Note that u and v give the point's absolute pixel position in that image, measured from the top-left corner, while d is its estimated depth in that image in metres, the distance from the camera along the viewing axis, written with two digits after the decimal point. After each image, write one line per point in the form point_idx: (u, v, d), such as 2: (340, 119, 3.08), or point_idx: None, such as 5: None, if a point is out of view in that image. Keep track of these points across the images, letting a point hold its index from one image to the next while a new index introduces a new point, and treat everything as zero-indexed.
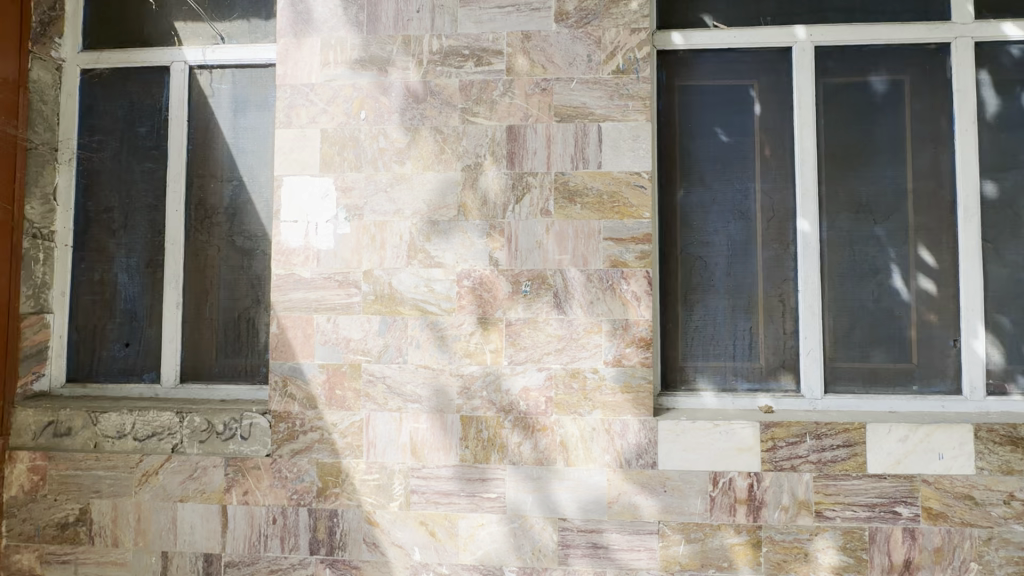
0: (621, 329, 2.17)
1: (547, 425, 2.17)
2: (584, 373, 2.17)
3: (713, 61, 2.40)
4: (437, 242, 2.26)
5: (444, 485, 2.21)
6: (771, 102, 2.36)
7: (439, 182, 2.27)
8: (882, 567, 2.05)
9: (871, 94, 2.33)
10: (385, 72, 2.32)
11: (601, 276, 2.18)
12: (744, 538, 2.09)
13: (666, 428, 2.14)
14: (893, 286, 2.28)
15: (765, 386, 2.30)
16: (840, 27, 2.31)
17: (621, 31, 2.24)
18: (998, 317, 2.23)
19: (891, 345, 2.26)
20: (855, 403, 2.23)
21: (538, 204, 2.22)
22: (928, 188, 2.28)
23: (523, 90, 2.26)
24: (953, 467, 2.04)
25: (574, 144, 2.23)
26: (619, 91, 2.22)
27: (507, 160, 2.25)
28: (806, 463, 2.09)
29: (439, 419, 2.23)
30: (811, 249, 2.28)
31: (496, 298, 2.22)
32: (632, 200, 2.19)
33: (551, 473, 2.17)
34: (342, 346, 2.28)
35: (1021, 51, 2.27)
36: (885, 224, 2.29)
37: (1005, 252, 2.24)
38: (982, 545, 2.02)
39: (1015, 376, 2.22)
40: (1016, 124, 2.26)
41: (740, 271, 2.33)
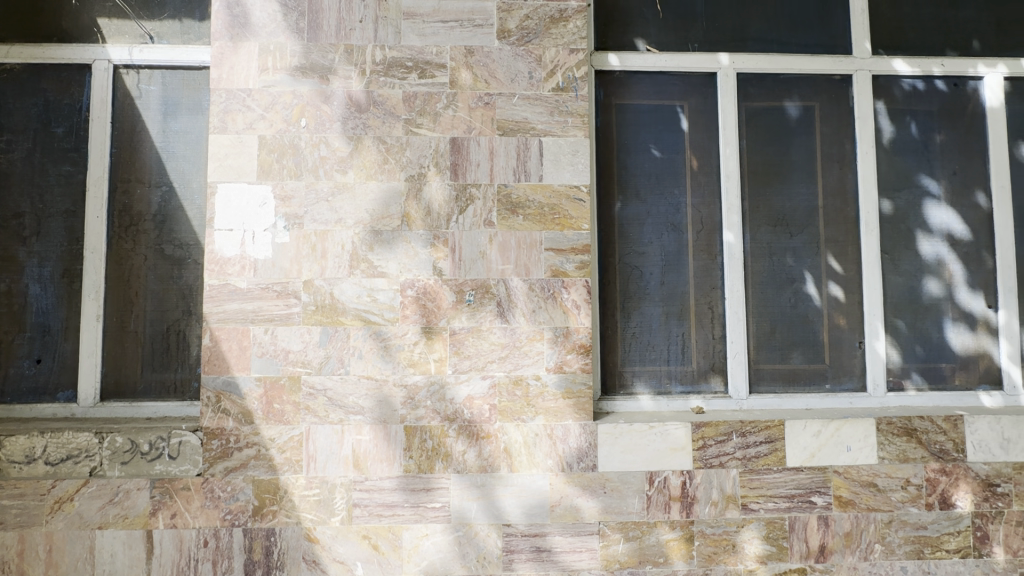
0: (563, 336, 2.24)
1: (491, 432, 2.20)
2: (526, 380, 2.22)
3: (647, 82, 2.54)
4: (380, 251, 2.25)
5: (387, 497, 2.19)
6: (699, 123, 2.53)
7: (383, 192, 2.27)
8: (800, 554, 2.22)
9: (786, 117, 2.55)
10: (327, 80, 2.31)
11: (543, 285, 2.25)
12: (678, 533, 2.21)
13: (606, 431, 2.22)
14: (808, 293, 2.49)
15: (697, 388, 2.45)
16: (758, 56, 2.53)
17: (560, 51, 2.34)
18: (896, 321, 2.49)
19: (807, 348, 2.47)
20: (776, 402, 2.42)
21: (481, 215, 2.27)
22: (836, 205, 2.51)
23: (467, 103, 2.31)
24: (859, 458, 2.25)
25: (516, 157, 2.29)
26: (559, 108, 2.32)
27: (451, 171, 2.28)
28: (732, 460, 2.24)
29: (382, 430, 2.21)
30: (736, 259, 2.46)
31: (440, 307, 2.24)
32: (571, 212, 2.28)
33: (495, 480, 2.20)
34: (280, 358, 2.22)
35: (910, 84, 2.57)
36: (799, 237, 2.50)
37: (900, 262, 2.50)
38: (884, 528, 2.23)
39: (910, 373, 2.47)
40: (907, 150, 2.54)
41: (673, 279, 2.47)
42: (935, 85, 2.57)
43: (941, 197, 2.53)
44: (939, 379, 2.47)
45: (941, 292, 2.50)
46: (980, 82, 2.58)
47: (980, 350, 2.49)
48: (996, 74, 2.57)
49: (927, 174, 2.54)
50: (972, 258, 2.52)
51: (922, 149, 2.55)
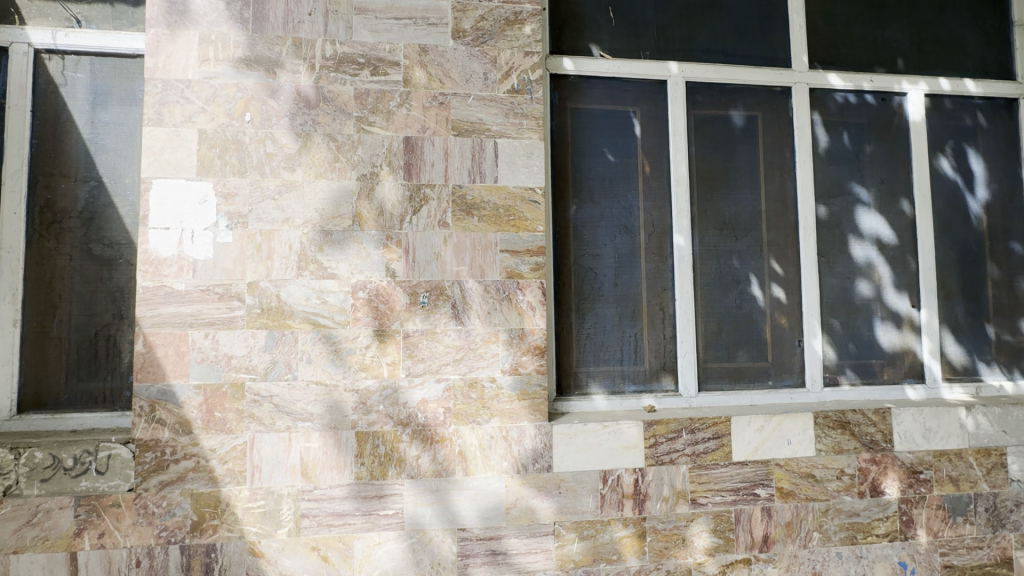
0: (518, 337, 2.24)
1: (445, 436, 2.17)
2: (481, 383, 2.21)
3: (601, 87, 2.59)
4: (330, 252, 2.18)
5: (337, 505, 2.12)
6: (650, 129, 2.60)
7: (333, 191, 2.20)
8: (746, 544, 2.31)
9: (731, 126, 2.65)
10: (273, 74, 2.22)
11: (497, 287, 2.25)
12: (631, 530, 2.25)
13: (560, 431, 2.24)
14: (752, 294, 2.60)
15: (649, 387, 2.51)
16: (705, 66, 2.63)
17: (515, 53, 2.35)
18: (831, 320, 2.64)
19: (751, 347, 2.57)
20: (723, 399, 2.51)
21: (436, 215, 2.24)
22: (777, 210, 2.64)
23: (421, 102, 2.28)
24: (799, 451, 2.37)
25: (471, 158, 2.28)
26: (514, 110, 2.32)
27: (404, 171, 2.24)
28: (682, 456, 2.30)
29: (332, 437, 2.13)
30: (685, 261, 2.54)
31: (394, 310, 2.19)
32: (526, 214, 2.28)
33: (450, 484, 2.17)
34: (222, 364, 2.11)
35: (843, 98, 2.73)
36: (744, 240, 2.61)
37: (835, 265, 2.66)
38: (821, 516, 2.36)
39: (844, 369, 2.63)
40: (840, 159, 2.71)
41: (626, 281, 2.53)
42: (865, 99, 2.75)
43: (870, 204, 2.71)
44: (869, 374, 2.64)
45: (871, 293, 2.67)
46: (904, 97, 2.77)
47: (905, 347, 2.68)
48: (918, 91, 2.77)
49: (858, 183, 2.71)
50: (897, 261, 2.70)
51: (853, 158, 2.72)
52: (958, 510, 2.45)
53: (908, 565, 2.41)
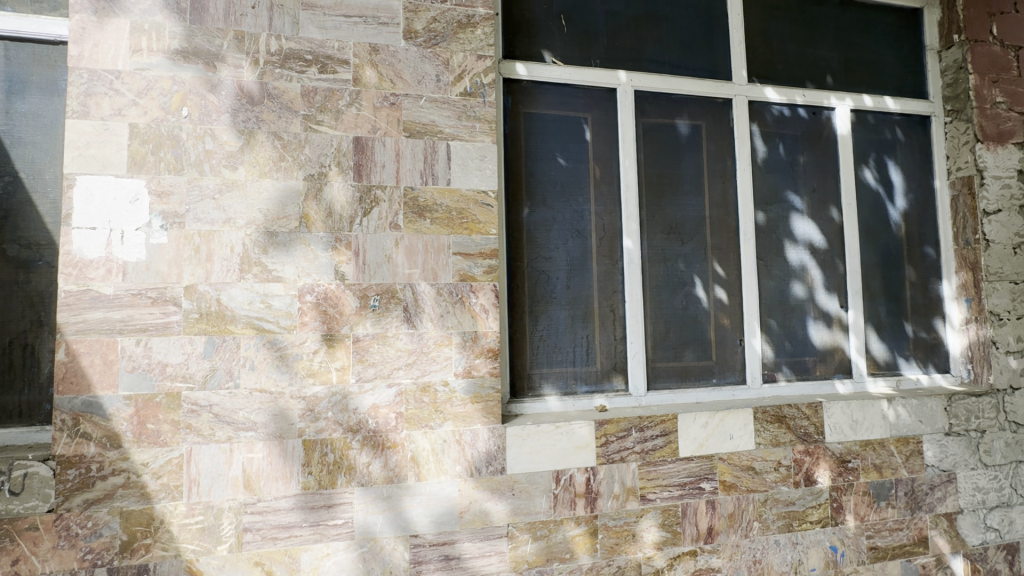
0: (471, 341, 2.24)
1: (397, 441, 2.14)
2: (434, 387, 2.19)
3: (553, 93, 2.63)
4: (275, 254, 2.10)
5: (283, 518, 2.04)
6: (601, 135, 2.67)
7: (278, 191, 2.13)
8: (692, 537, 2.40)
9: (677, 134, 2.76)
10: (213, 67, 2.12)
11: (450, 290, 2.23)
12: (583, 528, 2.29)
13: (514, 433, 2.25)
14: (697, 295, 2.71)
15: (600, 387, 2.56)
16: (652, 76, 2.72)
17: (468, 56, 2.35)
18: (769, 320, 2.79)
19: (696, 346, 2.68)
20: (670, 397, 2.60)
21: (387, 218, 2.20)
22: (719, 215, 2.77)
23: (372, 103, 2.24)
24: (740, 445, 2.49)
25: (423, 160, 2.26)
26: (467, 113, 2.32)
27: (354, 172, 2.20)
28: (632, 454, 2.37)
29: (278, 446, 2.06)
30: (634, 264, 2.62)
31: (343, 314, 2.13)
32: (479, 217, 2.28)
33: (402, 490, 2.14)
34: (155, 372, 1.99)
35: (779, 111, 2.90)
36: (689, 244, 2.72)
37: (772, 268, 2.81)
38: (761, 506, 2.49)
39: (781, 366, 2.78)
40: (776, 168, 2.87)
41: (578, 283, 2.58)
42: (798, 112, 2.93)
43: (803, 211, 2.89)
44: (803, 370, 2.81)
45: (804, 294, 2.84)
46: (833, 112, 2.98)
47: (835, 345, 2.87)
48: (845, 106, 2.98)
49: (793, 191, 2.88)
50: (828, 265, 2.89)
51: (788, 168, 2.89)
52: (882, 495, 2.64)
53: (839, 549, 2.57)
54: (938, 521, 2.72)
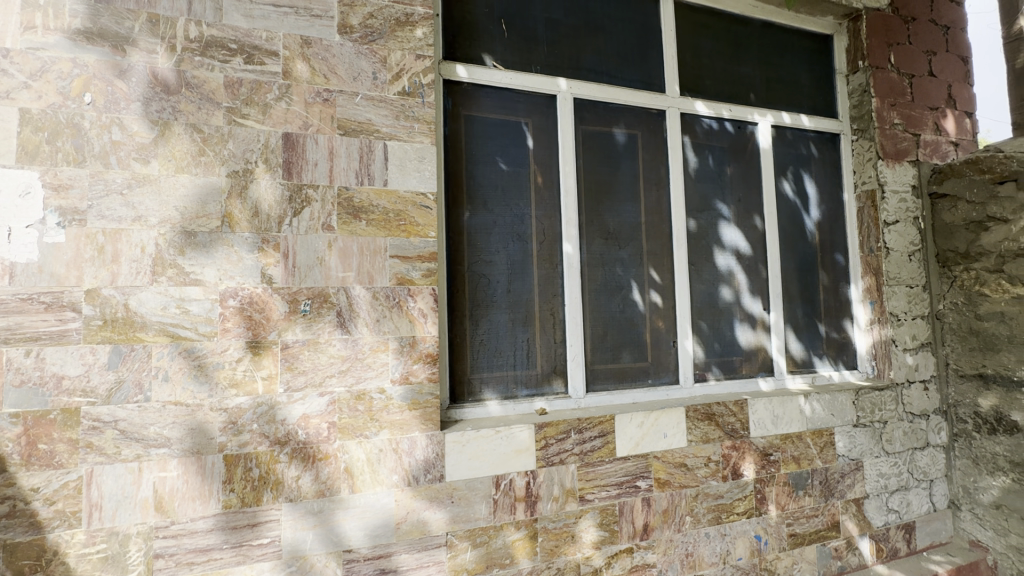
0: (409, 346, 2.18)
1: (329, 453, 2.04)
2: (369, 395, 2.11)
3: (493, 96, 2.63)
4: (193, 256, 1.95)
5: (200, 540, 1.89)
6: (541, 140, 2.70)
7: (198, 188, 1.98)
8: (629, 534, 2.46)
9: (615, 142, 2.84)
10: (122, 51, 1.94)
11: (387, 294, 2.17)
12: (523, 532, 2.29)
13: (453, 440, 2.21)
14: (633, 299, 2.79)
15: (540, 390, 2.58)
16: (591, 85, 2.79)
17: (406, 55, 2.30)
18: (700, 322, 2.92)
19: (633, 348, 2.76)
20: (608, 398, 2.66)
21: (319, 218, 2.11)
22: (654, 222, 2.88)
23: (303, 98, 2.14)
24: (673, 443, 2.58)
25: (359, 159, 2.18)
26: (405, 113, 2.27)
27: (284, 169, 2.09)
28: (571, 456, 2.40)
29: (195, 464, 1.90)
30: (574, 268, 2.66)
31: (270, 319, 2.01)
32: (417, 219, 2.23)
33: (334, 504, 2.04)
34: (49, 387, 1.78)
35: (708, 124, 3.06)
36: (627, 249, 2.80)
37: (703, 272, 2.96)
38: (692, 501, 2.59)
39: (711, 366, 2.92)
40: (706, 178, 3.02)
41: (519, 287, 2.58)
42: (726, 125, 3.10)
43: (730, 219, 3.06)
44: (731, 369, 2.96)
45: (732, 298, 3.01)
46: (756, 127, 3.18)
47: (758, 345, 3.05)
48: (766, 122, 3.19)
49: (721, 200, 3.04)
50: (752, 270, 3.08)
51: (716, 177, 3.05)
52: (800, 485, 2.84)
53: (762, 537, 2.73)
54: (848, 506, 2.95)
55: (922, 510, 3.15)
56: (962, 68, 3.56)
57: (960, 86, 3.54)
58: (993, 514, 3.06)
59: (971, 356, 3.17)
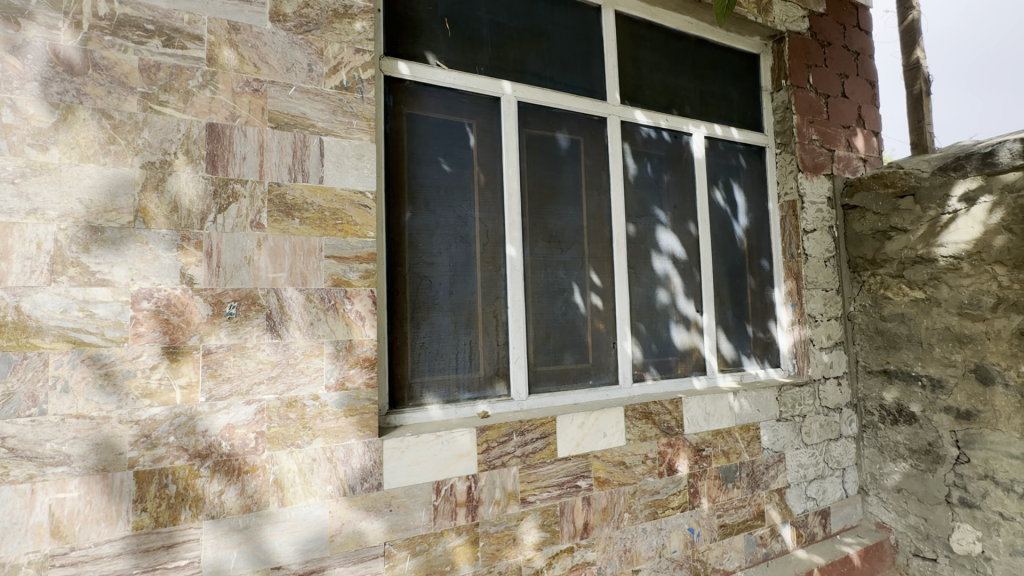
0: (345, 350, 2.09)
1: (257, 464, 1.92)
2: (302, 402, 2.00)
3: (437, 96, 2.59)
4: (100, 253, 1.78)
5: (106, 567, 1.72)
6: (485, 142, 2.68)
7: (107, 179, 1.81)
8: (569, 534, 2.49)
9: (558, 147, 2.88)
10: (15, 24, 1.73)
11: (322, 296, 2.07)
12: (464, 538, 2.26)
13: (391, 446, 2.15)
14: (575, 301, 2.84)
15: (483, 393, 2.56)
16: (534, 89, 2.81)
17: (345, 48, 2.21)
18: (638, 324, 3.02)
19: (575, 349, 2.81)
20: (551, 399, 2.69)
21: (247, 216, 1.99)
22: (596, 226, 2.94)
23: (230, 87, 2.01)
24: (612, 442, 2.65)
25: (292, 154, 2.08)
26: (343, 108, 2.18)
27: (208, 162, 1.95)
28: (513, 458, 2.39)
29: (100, 482, 1.73)
30: (517, 270, 2.66)
31: (191, 323, 1.87)
32: (355, 218, 2.15)
33: (262, 519, 1.92)
34: None
35: (647, 132, 3.17)
36: (569, 252, 2.85)
37: (641, 276, 3.06)
38: (630, 498, 2.66)
39: (648, 366, 3.02)
40: (645, 184, 3.13)
41: (461, 289, 2.55)
42: (663, 135, 3.23)
43: (667, 224, 3.18)
44: (667, 369, 3.08)
45: (668, 300, 3.13)
46: (691, 137, 3.33)
47: (692, 345, 3.19)
48: (700, 134, 3.35)
49: (658, 206, 3.16)
50: (687, 274, 3.22)
51: (654, 185, 3.16)
52: (729, 478, 2.99)
53: (695, 530, 2.85)
54: (772, 496, 3.14)
55: (836, 496, 3.41)
56: (870, 91, 3.91)
57: (868, 107, 3.89)
58: (896, 497, 3.36)
59: (877, 354, 3.47)
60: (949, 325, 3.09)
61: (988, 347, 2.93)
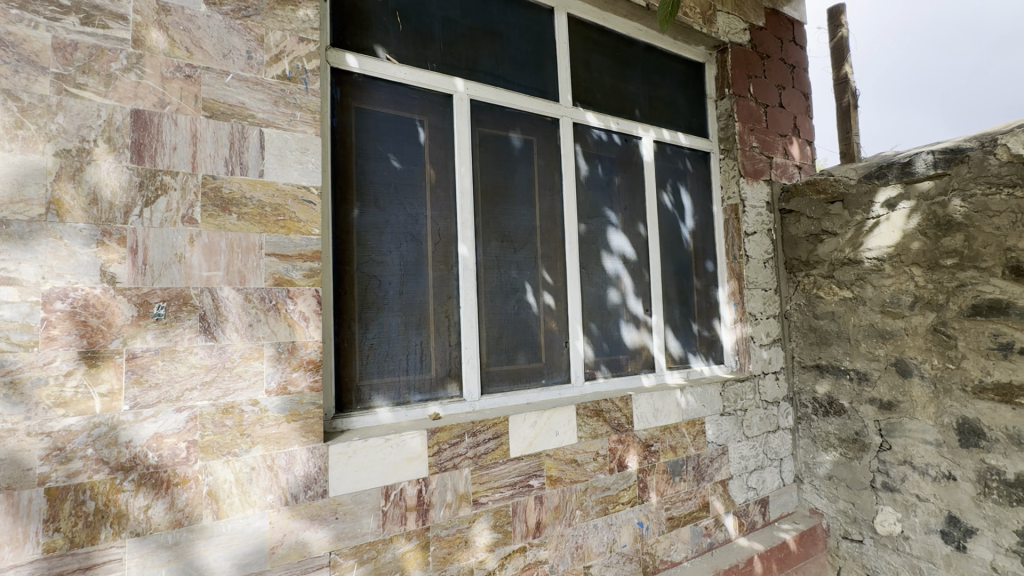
0: (287, 352, 1.99)
1: (188, 476, 1.80)
2: (240, 407, 1.89)
3: (387, 90, 2.53)
4: (4, 248, 1.60)
5: None
6: (437, 139, 2.64)
7: (12, 167, 1.63)
8: (522, 534, 2.49)
9: (511, 147, 2.88)
10: None
11: (262, 296, 1.97)
12: (414, 543, 2.20)
13: (338, 451, 2.07)
14: (528, 301, 2.84)
15: (434, 395, 2.52)
16: (487, 88, 2.80)
17: (288, 36, 2.11)
18: (590, 324, 3.06)
19: (528, 349, 2.81)
20: (503, 399, 2.68)
21: (177, 210, 1.86)
22: (548, 226, 2.96)
23: (159, 71, 1.87)
24: (564, 440, 2.67)
25: (229, 146, 1.96)
26: (286, 99, 2.08)
27: (133, 151, 1.81)
28: (465, 460, 2.36)
29: (3, 502, 1.56)
30: (469, 270, 2.63)
31: (112, 325, 1.73)
32: (299, 214, 2.05)
33: (193, 534, 1.80)
34: None
35: (598, 135, 3.22)
36: (522, 252, 2.85)
37: (593, 275, 3.10)
38: (582, 495, 2.70)
39: (600, 365, 3.07)
40: (596, 185, 3.18)
41: (412, 288, 2.50)
42: (614, 137, 3.29)
43: (617, 225, 3.25)
44: (617, 367, 3.14)
45: (618, 299, 3.20)
46: (640, 141, 3.41)
47: (642, 343, 3.27)
48: (649, 138, 3.44)
49: (609, 208, 3.22)
50: (637, 274, 3.30)
51: (605, 186, 3.22)
52: (676, 472, 3.08)
53: (644, 523, 2.92)
54: (716, 487, 3.27)
55: (774, 485, 3.60)
56: (805, 102, 4.15)
57: (803, 118, 4.13)
58: (827, 484, 3.58)
59: (810, 349, 3.68)
60: (873, 322, 3.32)
61: (906, 342, 3.16)
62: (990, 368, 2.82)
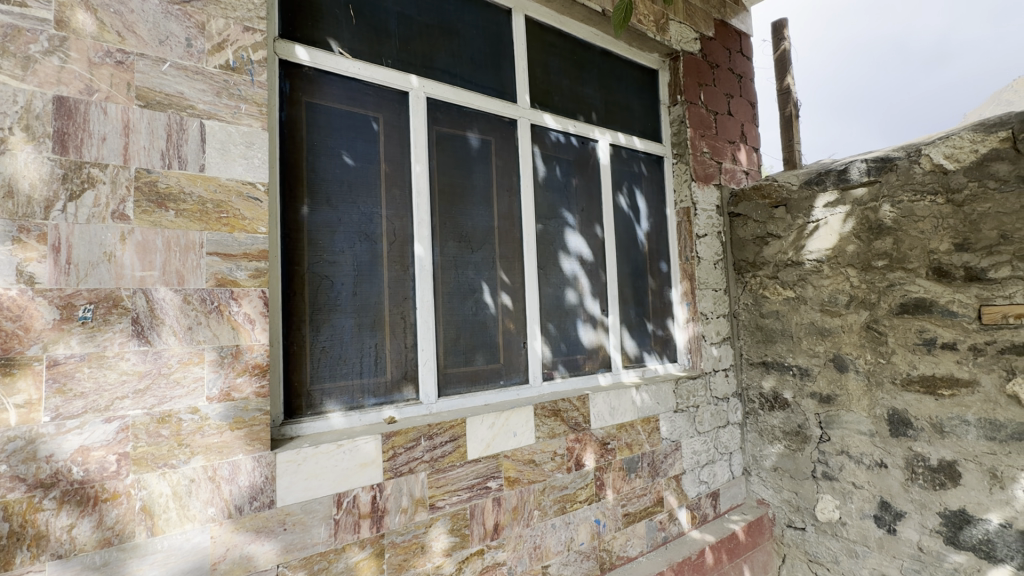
0: (231, 357, 1.89)
1: (119, 491, 1.68)
2: (178, 416, 1.78)
3: (339, 85, 2.45)
4: None
5: None
6: (392, 137, 2.59)
7: None
8: (480, 536, 2.46)
9: (468, 146, 2.86)
10: None
11: (202, 297, 1.86)
12: (368, 551, 2.14)
13: (286, 459, 1.99)
14: (485, 301, 2.82)
15: (390, 398, 2.46)
16: (444, 86, 2.77)
17: (231, 24, 2.01)
18: (548, 324, 3.08)
19: (486, 350, 2.80)
20: (461, 401, 2.65)
21: (106, 205, 1.73)
22: (506, 227, 2.96)
23: (85, 56, 1.74)
24: (521, 441, 2.67)
25: (165, 138, 1.85)
26: (229, 90, 1.98)
27: (56, 141, 1.67)
28: (421, 464, 2.32)
29: None
30: (425, 271, 2.59)
31: (30, 330, 1.58)
32: (243, 212, 1.96)
33: (125, 553, 1.68)
34: None
35: (556, 137, 3.25)
36: (479, 252, 2.83)
37: (550, 276, 3.12)
38: (540, 494, 2.70)
39: (557, 365, 3.09)
40: (554, 187, 3.21)
41: (367, 289, 2.43)
42: (571, 140, 3.33)
43: (575, 226, 3.29)
44: (575, 367, 3.17)
45: (575, 300, 3.23)
46: (597, 144, 3.47)
47: (598, 343, 3.32)
48: (605, 141, 3.50)
49: (566, 209, 3.26)
50: (594, 274, 3.35)
51: (562, 187, 3.25)
52: (632, 468, 3.15)
53: (601, 521, 2.96)
54: (670, 482, 3.36)
55: (724, 478, 3.73)
56: (751, 111, 4.34)
57: (749, 126, 4.32)
58: (773, 475, 3.74)
59: (757, 347, 3.85)
60: (814, 321, 3.50)
61: (843, 339, 3.36)
62: (916, 362, 3.04)
